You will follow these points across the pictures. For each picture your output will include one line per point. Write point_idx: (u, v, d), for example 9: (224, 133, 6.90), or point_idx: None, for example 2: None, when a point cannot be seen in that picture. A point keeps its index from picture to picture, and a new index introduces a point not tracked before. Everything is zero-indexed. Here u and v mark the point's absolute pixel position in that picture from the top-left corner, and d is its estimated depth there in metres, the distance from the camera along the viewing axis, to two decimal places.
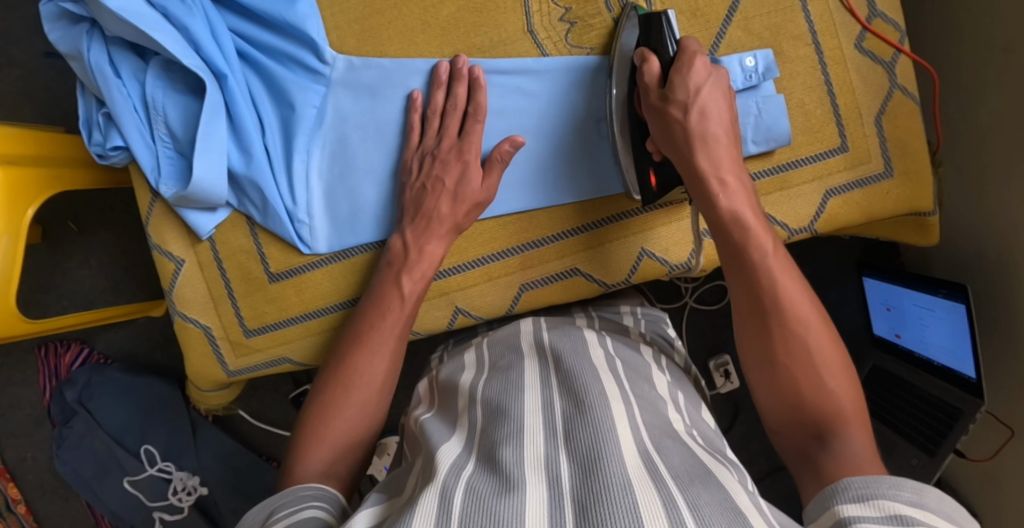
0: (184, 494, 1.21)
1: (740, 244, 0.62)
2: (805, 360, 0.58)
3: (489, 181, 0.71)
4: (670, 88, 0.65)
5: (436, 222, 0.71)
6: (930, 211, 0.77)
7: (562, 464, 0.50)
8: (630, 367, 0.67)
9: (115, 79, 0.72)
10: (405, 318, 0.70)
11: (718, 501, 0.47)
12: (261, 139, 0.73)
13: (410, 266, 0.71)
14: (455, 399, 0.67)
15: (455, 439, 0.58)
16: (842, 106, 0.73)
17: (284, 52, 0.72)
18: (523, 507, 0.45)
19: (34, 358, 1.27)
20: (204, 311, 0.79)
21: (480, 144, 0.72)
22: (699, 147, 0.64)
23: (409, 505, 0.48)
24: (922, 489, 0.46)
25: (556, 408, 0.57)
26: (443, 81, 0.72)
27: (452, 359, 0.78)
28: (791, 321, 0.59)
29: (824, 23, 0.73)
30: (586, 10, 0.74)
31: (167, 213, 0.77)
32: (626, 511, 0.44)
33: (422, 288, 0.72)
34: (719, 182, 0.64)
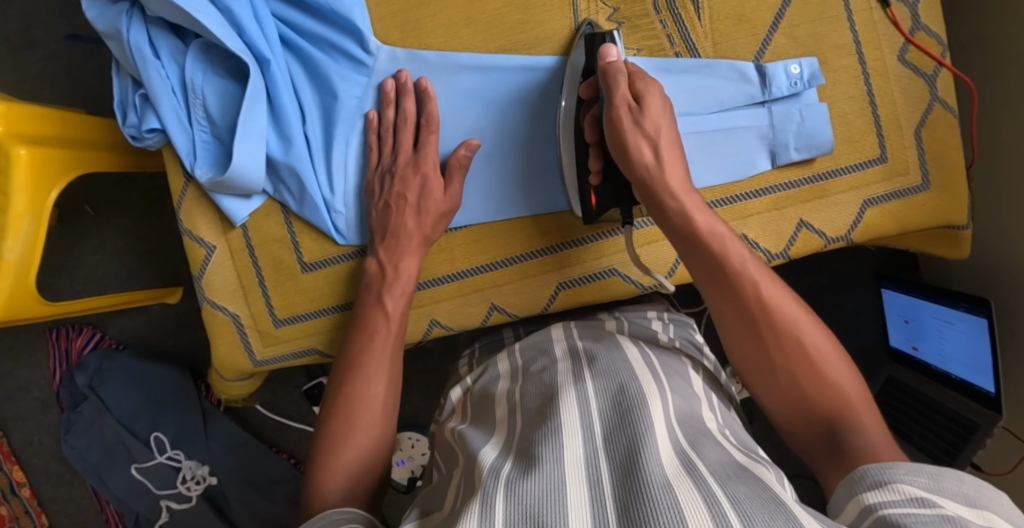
0: (193, 482, 1.20)
1: (719, 252, 0.61)
2: (800, 356, 0.58)
3: (451, 190, 0.72)
4: (640, 106, 0.63)
5: (405, 237, 0.71)
6: (963, 225, 0.77)
7: (602, 462, 0.50)
8: (666, 364, 0.69)
9: (154, 60, 0.71)
10: (394, 337, 0.69)
11: (761, 493, 0.46)
12: (302, 127, 0.72)
13: (389, 286, 0.71)
14: (492, 410, 0.67)
15: (493, 445, 0.58)
16: (883, 117, 0.74)
17: (327, 40, 0.71)
18: (566, 507, 0.45)
19: (45, 341, 1.27)
20: (233, 299, 0.79)
21: (435, 154, 0.72)
22: (668, 167, 0.62)
23: (455, 512, 0.48)
24: (940, 474, 0.45)
25: (593, 407, 0.57)
26: (391, 98, 0.71)
27: (485, 371, 0.79)
28: (774, 310, 0.60)
29: (868, 34, 0.73)
30: (634, 10, 0.72)
31: (200, 198, 0.77)
32: (667, 506, 0.43)
33: (405, 304, 0.71)
34: (687, 198, 0.62)
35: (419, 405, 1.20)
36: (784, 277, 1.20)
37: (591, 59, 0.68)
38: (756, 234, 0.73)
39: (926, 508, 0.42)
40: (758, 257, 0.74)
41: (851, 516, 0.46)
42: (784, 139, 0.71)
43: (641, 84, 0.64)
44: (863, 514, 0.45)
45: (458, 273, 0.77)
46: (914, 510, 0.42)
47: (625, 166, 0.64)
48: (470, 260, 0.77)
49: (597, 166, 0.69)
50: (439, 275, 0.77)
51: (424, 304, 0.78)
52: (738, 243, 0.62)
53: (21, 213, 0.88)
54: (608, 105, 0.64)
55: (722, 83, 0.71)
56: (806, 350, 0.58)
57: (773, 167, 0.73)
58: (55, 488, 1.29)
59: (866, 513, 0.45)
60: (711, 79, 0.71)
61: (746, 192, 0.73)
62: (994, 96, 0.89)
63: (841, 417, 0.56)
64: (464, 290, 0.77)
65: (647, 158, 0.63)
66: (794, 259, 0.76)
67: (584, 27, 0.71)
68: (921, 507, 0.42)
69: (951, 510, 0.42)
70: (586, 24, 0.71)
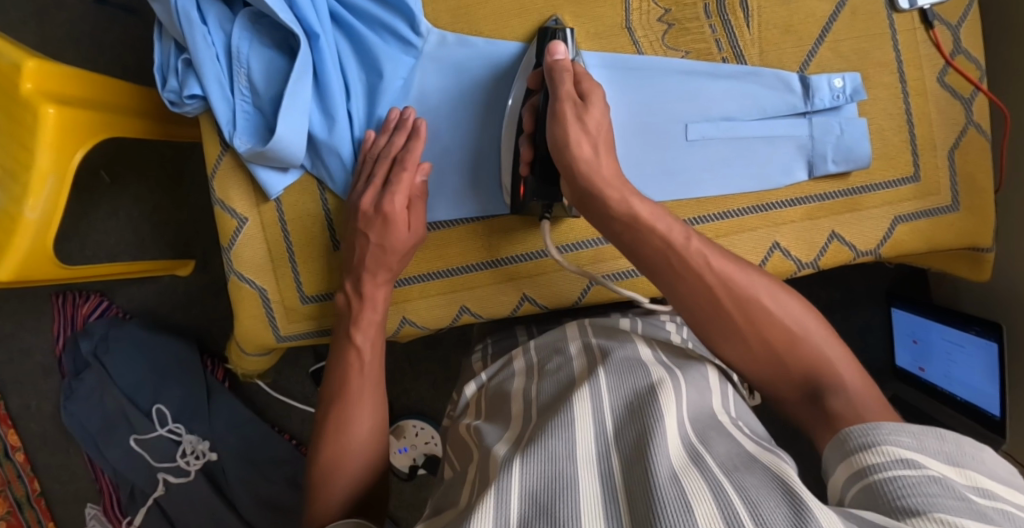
0: (193, 457, 1.19)
1: (668, 242, 0.60)
2: (768, 323, 0.57)
3: (413, 224, 0.71)
4: (584, 103, 0.63)
5: (369, 271, 0.70)
6: (988, 247, 0.78)
7: (614, 461, 0.50)
8: (679, 357, 0.68)
9: (200, 25, 0.71)
10: (371, 370, 0.69)
11: (766, 480, 0.45)
12: (345, 105, 0.72)
13: (358, 319, 0.70)
14: (508, 405, 0.68)
15: (504, 443, 0.58)
16: (919, 137, 0.75)
17: (378, 19, 0.71)
18: (579, 503, 0.45)
19: (51, 305, 1.25)
20: (262, 272, 0.79)
21: (404, 192, 0.69)
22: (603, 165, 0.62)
23: (469, 507, 0.48)
24: (923, 434, 0.46)
25: (605, 403, 0.57)
26: (390, 127, 0.70)
27: (501, 368, 0.79)
28: (731, 288, 0.58)
29: (910, 54, 0.74)
30: (685, 13, 0.72)
31: (235, 168, 0.77)
32: (675, 497, 0.43)
33: (377, 338, 0.70)
34: (623, 190, 0.62)
35: (427, 393, 1.20)
36: (796, 291, 1.22)
37: (540, 54, 0.69)
38: (788, 242, 0.74)
39: (911, 469, 0.43)
40: (788, 265, 0.75)
41: (841, 476, 0.47)
42: (823, 151, 0.72)
43: (586, 84, 0.65)
44: (853, 475, 0.46)
45: (492, 261, 0.77)
46: (900, 473, 0.43)
47: (558, 159, 0.64)
48: (504, 249, 0.77)
49: (527, 155, 0.69)
50: (475, 261, 0.77)
51: (458, 289, 0.78)
52: (680, 225, 0.62)
53: (45, 172, 0.87)
54: (552, 98, 0.64)
55: (766, 92, 0.72)
56: (766, 308, 0.57)
57: (809, 178, 0.74)
58: (49, 455, 1.27)
59: (856, 474, 0.46)
60: (756, 87, 0.72)
61: (780, 200, 0.74)
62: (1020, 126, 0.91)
63: (817, 372, 0.56)
64: (496, 279, 0.77)
65: (584, 154, 0.62)
66: (822, 269, 0.77)
67: (550, 23, 0.72)
68: (909, 469, 0.43)
69: (936, 471, 0.43)
70: (552, 19, 0.72)
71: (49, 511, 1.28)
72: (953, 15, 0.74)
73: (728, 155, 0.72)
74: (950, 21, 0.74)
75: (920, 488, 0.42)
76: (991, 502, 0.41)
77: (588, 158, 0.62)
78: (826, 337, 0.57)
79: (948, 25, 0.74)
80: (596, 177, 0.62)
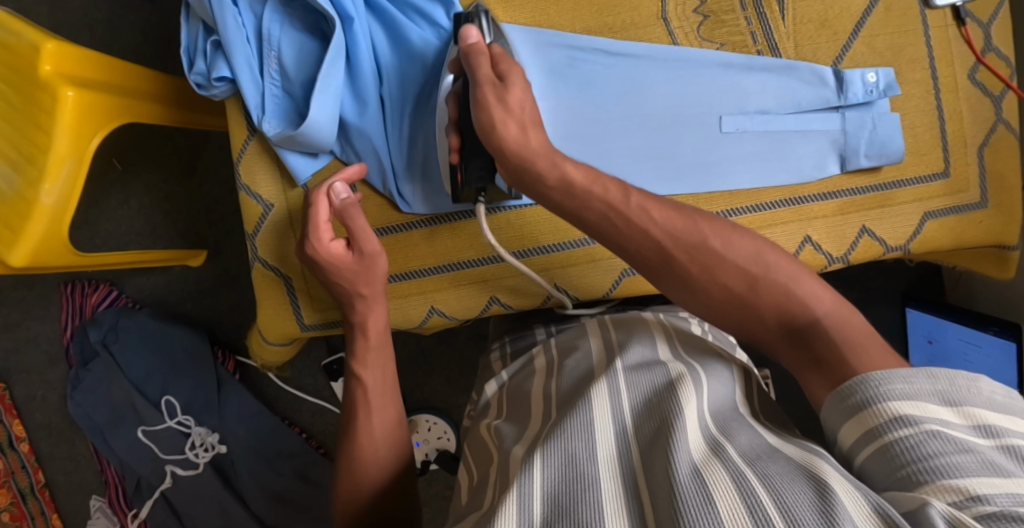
0: (202, 450, 1.18)
1: (600, 218, 0.58)
2: (719, 269, 0.54)
3: (360, 245, 0.65)
4: (503, 84, 0.62)
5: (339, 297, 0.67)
6: (1013, 245, 0.79)
7: (634, 460, 0.48)
8: (698, 351, 0.66)
9: (232, 7, 0.70)
10: (386, 380, 0.64)
11: (790, 466, 0.44)
12: (378, 90, 0.72)
13: (360, 356, 0.64)
14: (529, 405, 0.66)
15: (521, 446, 0.57)
16: (949, 133, 0.75)
17: (412, 4, 0.71)
18: (602, 504, 0.44)
19: (58, 295, 1.24)
20: (287, 260, 0.78)
21: (320, 218, 0.65)
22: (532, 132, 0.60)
23: (491, 509, 0.47)
24: (915, 377, 0.43)
25: (621, 401, 0.55)
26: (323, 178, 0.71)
27: (522, 367, 0.78)
28: (677, 241, 0.55)
29: (942, 51, 0.74)
30: (721, 5, 0.72)
31: (261, 154, 0.76)
32: (694, 491, 0.41)
33: (384, 374, 0.64)
34: (553, 157, 0.60)
35: (442, 386, 1.20)
36: None
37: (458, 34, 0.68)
38: (820, 236, 0.74)
39: (912, 427, 0.41)
40: (819, 259, 0.75)
41: (846, 440, 0.45)
42: (855, 145, 0.72)
43: (504, 65, 0.63)
44: (856, 440, 0.44)
45: (523, 252, 0.76)
46: (903, 435, 0.41)
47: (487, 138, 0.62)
48: (535, 240, 0.75)
49: (456, 142, 0.67)
50: (506, 251, 0.76)
51: (487, 279, 0.77)
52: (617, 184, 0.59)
53: (63, 155, 0.86)
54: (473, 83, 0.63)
55: (800, 86, 0.72)
56: (715, 251, 0.55)
57: (841, 172, 0.73)
58: (54, 446, 1.26)
59: (858, 438, 0.44)
60: (792, 81, 0.72)
61: (812, 194, 0.73)
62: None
63: (794, 311, 0.52)
64: (523, 270, 0.76)
65: (511, 129, 0.60)
66: (851, 264, 0.77)
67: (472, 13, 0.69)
68: (910, 428, 0.41)
69: (938, 422, 0.41)
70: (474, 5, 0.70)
71: (53, 503, 1.26)
72: (982, 12, 0.74)
73: (760, 148, 0.72)
74: (981, 19, 0.75)
75: (924, 449, 0.40)
76: (996, 443, 0.40)
77: (517, 133, 0.60)
78: (794, 275, 0.53)
79: (980, 22, 0.75)
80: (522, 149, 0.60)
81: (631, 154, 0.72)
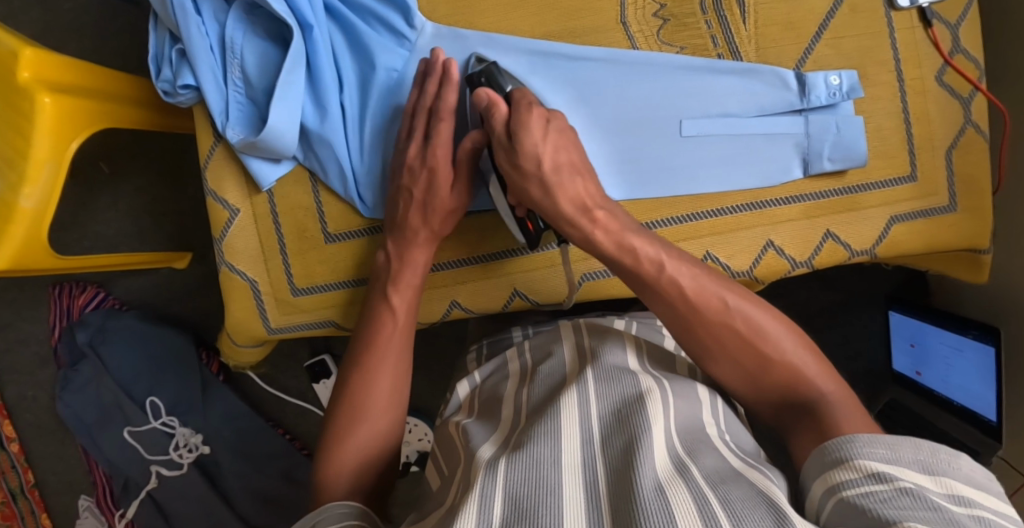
0: (186, 450, 1.19)
1: (640, 275, 0.60)
2: (742, 346, 0.56)
3: (459, 186, 0.70)
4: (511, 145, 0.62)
5: (411, 231, 0.70)
6: (986, 250, 0.78)
7: (599, 470, 0.48)
8: (664, 368, 0.67)
9: (194, 16, 0.71)
10: (399, 331, 0.67)
11: (753, 495, 0.45)
12: (338, 97, 0.72)
13: (396, 279, 0.69)
14: (499, 409, 0.66)
15: (490, 447, 0.57)
16: (917, 136, 0.74)
17: (371, 11, 0.71)
18: (562, 509, 0.44)
19: (47, 296, 1.25)
20: (253, 264, 0.78)
21: (443, 152, 0.68)
22: (560, 179, 0.62)
23: (453, 510, 0.47)
24: (898, 443, 0.44)
25: (592, 408, 0.55)
26: (418, 85, 0.69)
27: (497, 368, 0.77)
28: (701, 309, 0.57)
29: (909, 53, 0.73)
30: (682, 9, 0.71)
31: (228, 159, 0.76)
32: (657, 508, 0.42)
33: (412, 300, 0.69)
34: (588, 218, 0.62)
35: (423, 388, 1.20)
36: (796, 293, 1.21)
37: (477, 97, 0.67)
38: (783, 241, 0.73)
39: (882, 483, 0.42)
40: (782, 265, 0.74)
41: (816, 492, 0.45)
42: (819, 148, 0.71)
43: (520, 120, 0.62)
44: (826, 492, 0.44)
45: (484, 256, 0.75)
46: (872, 489, 0.42)
47: (523, 197, 0.65)
48: (497, 244, 0.75)
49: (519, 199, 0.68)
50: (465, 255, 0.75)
51: (448, 284, 0.76)
52: (654, 247, 0.61)
53: (42, 159, 0.87)
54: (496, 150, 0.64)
55: (763, 88, 0.71)
56: (743, 336, 0.56)
57: (805, 176, 0.73)
58: (44, 445, 1.27)
59: (828, 490, 0.44)
60: (754, 83, 0.71)
61: (776, 198, 0.72)
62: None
63: (795, 386, 0.55)
64: (482, 275, 0.76)
65: (536, 195, 0.63)
66: (817, 269, 0.76)
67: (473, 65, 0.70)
68: (880, 483, 0.42)
69: (910, 482, 0.41)
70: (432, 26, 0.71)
71: (43, 502, 1.28)
72: (947, 12, 0.73)
73: (725, 151, 0.71)
74: (949, 20, 0.73)
75: (892, 502, 0.40)
76: (968, 511, 0.40)
77: (539, 197, 0.62)
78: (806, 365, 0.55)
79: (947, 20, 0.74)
80: (550, 200, 0.62)
81: (598, 158, 0.72)
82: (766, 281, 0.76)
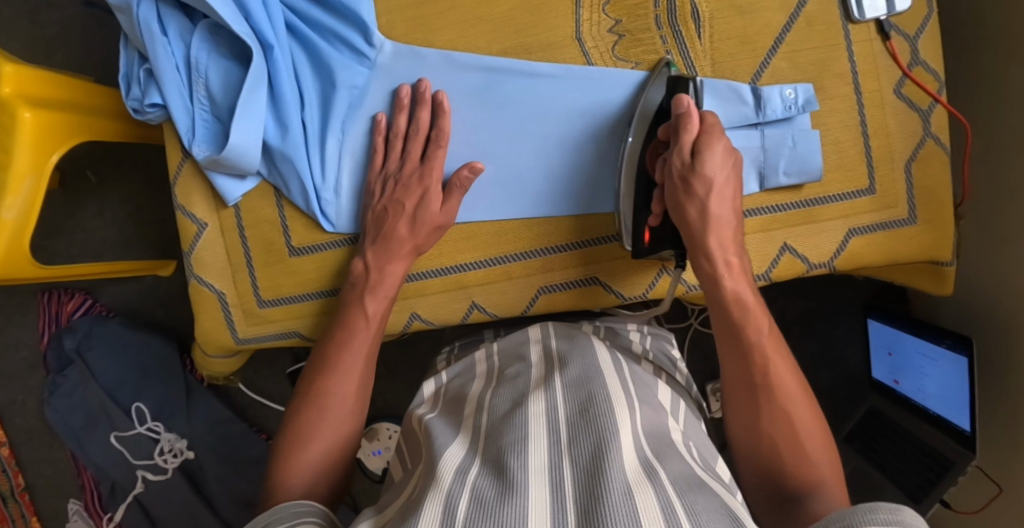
0: (170, 455, 1.20)
1: (738, 327, 0.63)
2: (789, 432, 0.60)
3: (449, 205, 0.71)
4: (693, 163, 0.63)
5: (394, 243, 0.71)
6: (949, 262, 0.78)
7: (565, 469, 0.48)
8: (636, 373, 0.66)
9: (161, 36, 0.72)
10: (371, 338, 0.69)
11: (716, 507, 0.45)
12: (300, 113, 0.73)
13: (373, 287, 0.70)
14: (462, 405, 0.64)
15: (459, 443, 0.55)
16: (875, 148, 0.74)
17: (331, 29, 0.72)
18: (527, 509, 0.44)
19: (36, 303, 1.27)
20: (221, 276, 0.80)
21: (440, 169, 0.71)
22: (721, 210, 0.63)
23: (415, 506, 0.47)
24: (896, 509, 0.44)
25: (560, 409, 0.55)
26: (405, 104, 0.72)
27: (464, 369, 0.75)
28: (779, 392, 0.61)
29: (867, 65, 0.73)
30: (637, 24, 0.73)
31: (195, 174, 0.78)
32: (625, 514, 0.42)
33: (386, 307, 0.71)
34: (727, 257, 0.63)
35: (402, 395, 1.22)
36: (774, 300, 1.21)
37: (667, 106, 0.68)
38: None
39: None
40: None
41: None
42: (774, 162, 0.72)
43: (705, 141, 0.63)
44: None
45: (443, 269, 0.76)
46: None
47: (674, 215, 0.65)
48: (456, 257, 0.76)
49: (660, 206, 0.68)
50: (425, 269, 0.76)
51: (409, 297, 0.77)
52: (767, 313, 0.64)
53: (21, 173, 0.85)
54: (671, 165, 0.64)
55: (717, 103, 0.72)
56: (795, 424, 0.60)
57: (761, 190, 0.73)
58: (34, 449, 1.30)
59: None
60: (708, 98, 0.72)
61: None
62: (1004, 138, 0.88)
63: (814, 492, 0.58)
64: (441, 287, 0.77)
65: (691, 215, 0.64)
66: (775, 281, 0.77)
67: (660, 67, 0.71)
68: None
69: None
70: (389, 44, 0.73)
71: (33, 505, 1.30)
72: (907, 24, 0.73)
73: None
74: (908, 32, 0.73)
75: None
76: None
77: (696, 220, 0.63)
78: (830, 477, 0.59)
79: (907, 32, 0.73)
80: (702, 226, 0.63)
81: (552, 174, 0.74)
82: None
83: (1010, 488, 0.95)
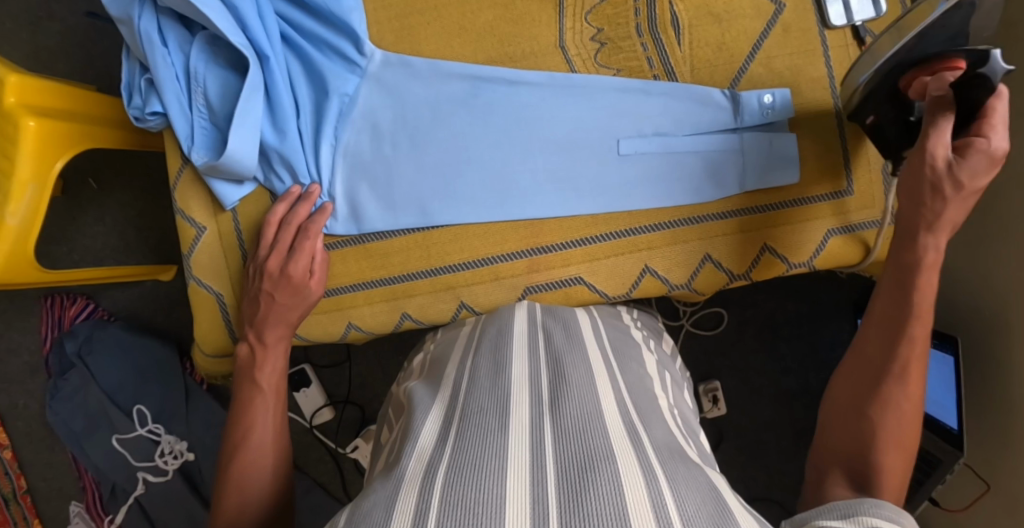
0: (171, 457, 1.23)
1: (904, 313, 0.65)
2: (886, 430, 0.62)
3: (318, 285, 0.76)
4: (959, 162, 0.61)
5: (271, 326, 0.74)
6: None
7: (545, 431, 0.49)
8: (620, 346, 0.68)
9: (161, 47, 0.75)
10: (275, 407, 0.74)
11: (697, 477, 0.47)
12: (294, 120, 0.76)
13: (259, 366, 0.74)
14: (443, 370, 0.65)
15: (438, 408, 0.56)
16: (852, 150, 0.75)
17: (324, 39, 0.75)
18: (506, 466, 0.45)
19: (38, 308, 1.30)
20: (217, 279, 0.82)
21: (308, 259, 0.74)
22: (947, 213, 0.63)
23: (395, 469, 0.48)
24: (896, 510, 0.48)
25: (542, 381, 0.57)
26: (290, 197, 0.76)
27: (448, 334, 0.77)
28: (900, 388, 0.63)
29: (842, 70, 0.75)
30: (617, 32, 0.76)
31: (193, 181, 0.80)
32: (608, 479, 0.43)
33: (281, 379, 0.75)
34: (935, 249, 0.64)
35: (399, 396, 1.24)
36: (763, 302, 1.23)
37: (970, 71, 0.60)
38: (719, 254, 0.76)
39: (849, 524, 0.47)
40: (719, 277, 0.78)
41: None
42: (753, 165, 0.74)
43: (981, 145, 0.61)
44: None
45: (431, 269, 0.78)
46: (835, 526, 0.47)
47: (907, 197, 0.65)
48: (445, 258, 0.78)
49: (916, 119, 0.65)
50: (414, 270, 0.79)
51: (400, 296, 0.80)
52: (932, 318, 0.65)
53: (25, 180, 0.88)
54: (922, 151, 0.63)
55: (696, 109, 0.75)
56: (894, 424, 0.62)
57: (741, 191, 0.75)
58: (36, 452, 1.32)
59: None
60: (687, 104, 0.75)
61: (710, 213, 0.76)
62: None
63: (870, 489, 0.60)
64: (430, 288, 0.79)
65: (926, 213, 0.64)
66: (756, 280, 0.80)
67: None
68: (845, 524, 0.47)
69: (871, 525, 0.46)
70: (378, 53, 0.76)
71: (35, 508, 1.33)
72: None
73: (659, 169, 0.75)
74: None
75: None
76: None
77: (931, 216, 0.63)
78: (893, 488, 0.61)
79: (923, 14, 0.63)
80: (931, 219, 0.64)
81: (536, 177, 0.76)
82: (707, 292, 0.80)
83: (997, 484, 0.96)
